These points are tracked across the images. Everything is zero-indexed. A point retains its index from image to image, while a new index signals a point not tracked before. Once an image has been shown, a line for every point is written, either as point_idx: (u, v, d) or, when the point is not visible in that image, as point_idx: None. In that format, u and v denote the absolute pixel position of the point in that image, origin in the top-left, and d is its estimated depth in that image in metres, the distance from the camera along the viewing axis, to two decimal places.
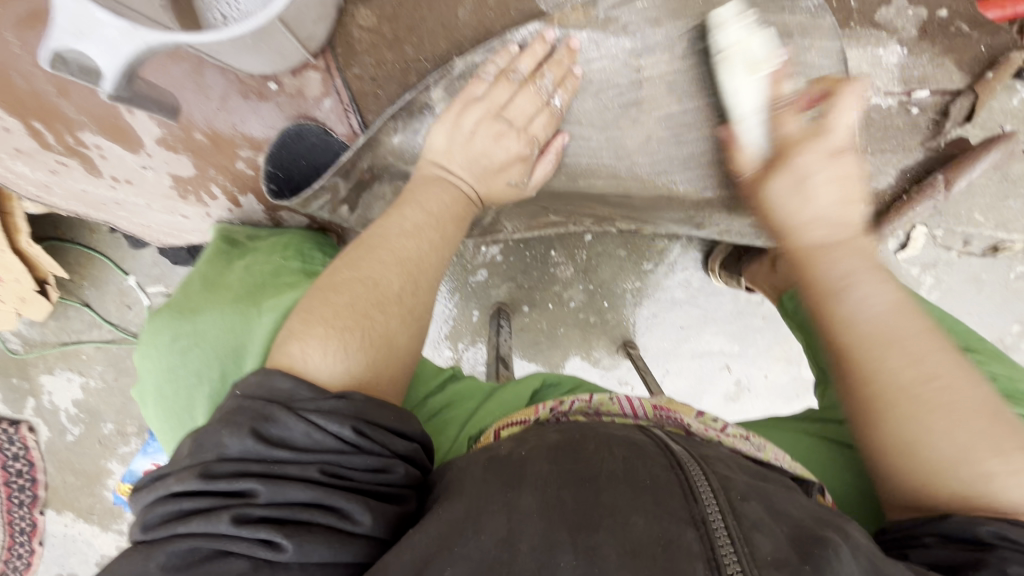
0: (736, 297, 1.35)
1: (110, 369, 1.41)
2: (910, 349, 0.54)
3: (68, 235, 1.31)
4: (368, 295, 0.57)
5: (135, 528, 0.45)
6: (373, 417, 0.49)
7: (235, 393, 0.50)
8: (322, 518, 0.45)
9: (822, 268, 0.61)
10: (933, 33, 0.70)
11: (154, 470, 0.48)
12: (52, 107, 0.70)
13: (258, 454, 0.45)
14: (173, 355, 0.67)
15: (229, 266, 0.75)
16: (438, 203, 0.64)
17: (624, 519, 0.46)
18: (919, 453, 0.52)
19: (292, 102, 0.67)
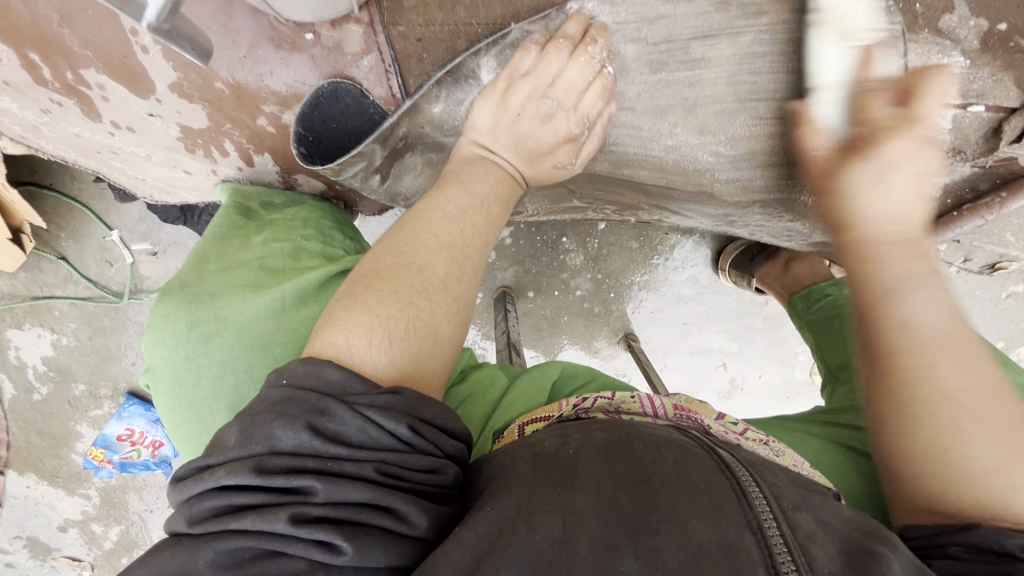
0: (740, 298, 1.34)
1: (85, 328, 1.33)
2: (955, 361, 0.52)
3: (45, 180, 1.20)
4: (413, 281, 0.56)
5: (181, 520, 0.43)
6: (425, 414, 0.48)
7: (282, 382, 0.48)
8: (377, 520, 0.43)
9: (890, 263, 0.57)
10: (993, 47, 0.67)
11: (191, 462, 0.45)
12: (53, 37, 0.62)
13: (313, 450, 0.44)
14: (191, 343, 0.65)
15: (248, 240, 0.72)
16: (482, 183, 0.63)
17: (682, 522, 0.42)
18: (952, 459, 0.50)
19: (329, 57, 0.61)
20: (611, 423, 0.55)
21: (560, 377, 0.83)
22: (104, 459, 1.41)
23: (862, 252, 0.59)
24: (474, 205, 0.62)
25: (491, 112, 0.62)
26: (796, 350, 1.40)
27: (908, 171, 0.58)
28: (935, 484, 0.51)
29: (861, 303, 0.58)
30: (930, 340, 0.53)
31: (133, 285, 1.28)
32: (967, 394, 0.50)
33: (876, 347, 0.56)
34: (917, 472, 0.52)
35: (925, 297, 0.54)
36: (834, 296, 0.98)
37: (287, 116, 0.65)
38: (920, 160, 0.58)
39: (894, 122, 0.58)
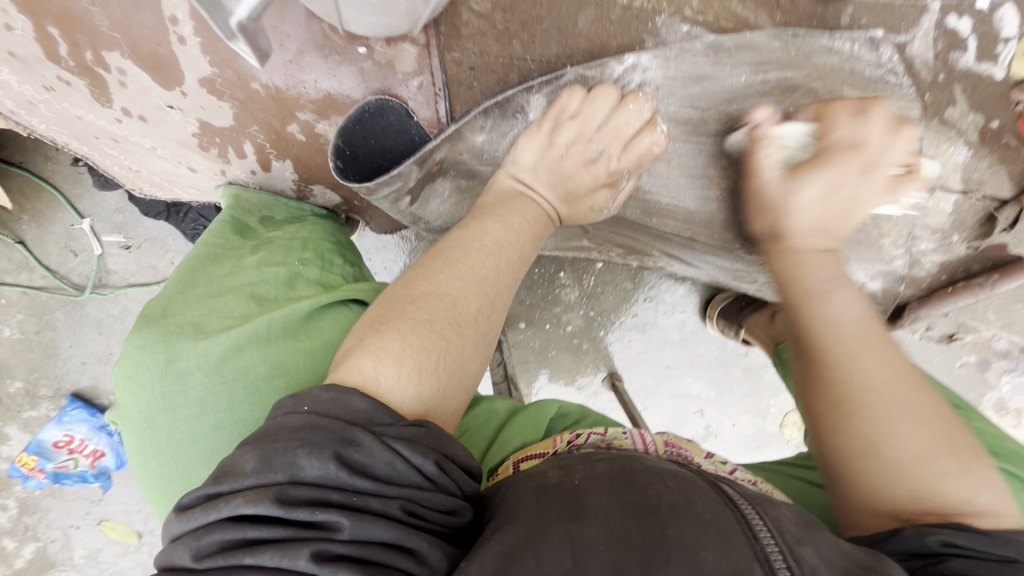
0: (723, 345, 1.38)
1: (34, 320, 1.21)
2: (878, 356, 0.58)
3: (15, 158, 1.11)
4: (447, 313, 0.53)
5: (184, 556, 0.37)
6: (452, 450, 0.45)
7: (302, 408, 0.42)
8: (397, 562, 0.38)
9: (810, 267, 0.64)
10: (989, 141, 0.74)
11: (199, 488, 0.39)
12: (80, 15, 0.58)
13: (339, 482, 0.39)
14: (168, 380, 0.55)
15: (242, 258, 0.64)
16: (518, 218, 0.62)
17: (691, 552, 0.38)
18: (885, 453, 0.53)
19: (379, 73, 0.60)
20: (618, 458, 0.51)
21: (556, 414, 0.81)
22: (35, 467, 1.27)
23: (796, 259, 0.65)
24: (510, 241, 0.61)
25: (535, 149, 0.63)
26: (769, 402, 1.44)
27: (851, 184, 0.64)
28: (879, 477, 0.53)
29: (791, 303, 0.64)
30: (854, 338, 0.59)
31: (98, 278, 1.19)
32: (892, 385, 0.56)
33: (808, 345, 0.61)
34: (858, 466, 0.55)
35: (843, 295, 0.62)
36: None
37: (322, 125, 0.63)
38: (845, 180, 0.63)
39: (853, 147, 0.63)
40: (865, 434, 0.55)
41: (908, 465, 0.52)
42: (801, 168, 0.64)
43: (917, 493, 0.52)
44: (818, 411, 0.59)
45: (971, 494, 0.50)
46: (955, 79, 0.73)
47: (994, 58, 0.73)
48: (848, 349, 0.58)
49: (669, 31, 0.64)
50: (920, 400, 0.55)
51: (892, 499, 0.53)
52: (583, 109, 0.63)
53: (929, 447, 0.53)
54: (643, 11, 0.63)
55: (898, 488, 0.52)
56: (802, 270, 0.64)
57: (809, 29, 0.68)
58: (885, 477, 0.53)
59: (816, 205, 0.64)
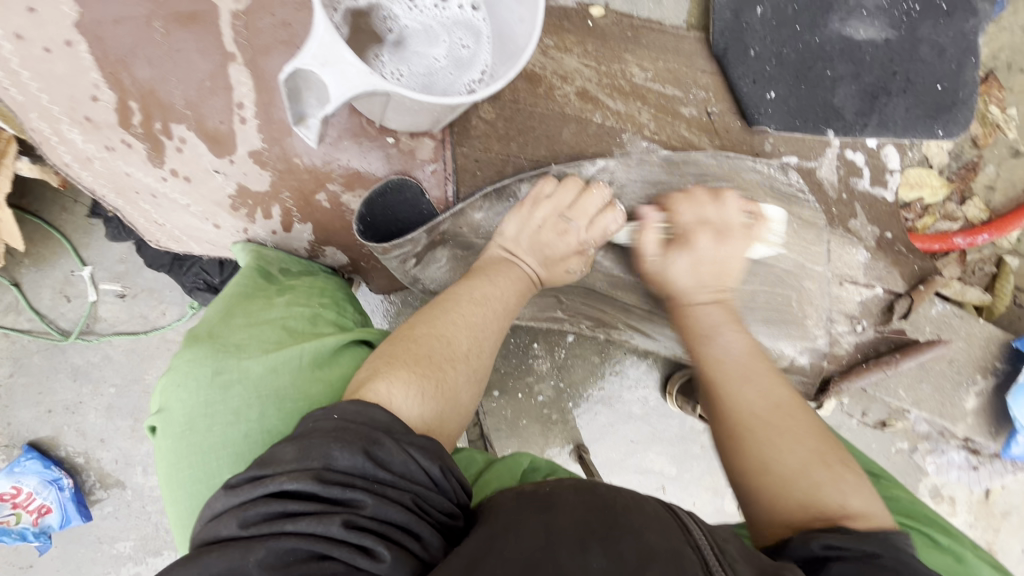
0: (683, 423, 1.47)
1: (7, 363, 1.21)
2: (758, 386, 0.69)
3: (30, 205, 1.17)
4: (444, 351, 0.64)
5: (233, 524, 0.47)
6: (452, 462, 0.55)
7: (331, 415, 0.52)
8: (407, 541, 0.48)
9: (695, 313, 0.77)
10: (884, 248, 0.93)
11: (247, 471, 0.49)
12: (160, 95, 0.71)
13: (364, 471, 0.49)
14: (211, 389, 0.63)
15: (270, 299, 0.73)
16: (505, 278, 0.74)
17: (639, 534, 0.50)
18: (773, 469, 0.62)
19: (401, 158, 0.74)
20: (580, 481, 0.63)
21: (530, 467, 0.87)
22: None
23: (685, 310, 0.78)
24: (498, 296, 0.72)
25: (517, 224, 0.76)
26: (727, 481, 1.51)
27: (727, 249, 0.79)
28: (766, 492, 0.61)
29: (690, 339, 0.77)
30: (734, 369, 0.71)
31: (85, 324, 1.22)
32: (768, 411, 0.66)
33: (705, 382, 0.72)
34: (753, 486, 0.62)
35: (723, 338, 0.74)
36: None
37: (347, 195, 0.76)
38: (733, 256, 0.79)
39: (701, 223, 0.78)
40: (757, 457, 0.63)
41: (793, 477, 0.61)
42: (669, 246, 0.78)
43: (807, 502, 0.59)
44: (721, 443, 0.67)
45: (843, 496, 0.58)
46: (854, 197, 0.93)
47: (882, 183, 0.94)
48: (728, 380, 0.70)
49: (632, 145, 0.82)
50: (795, 424, 0.65)
51: (784, 513, 0.59)
52: (556, 192, 0.76)
53: (809, 461, 0.62)
54: (611, 129, 0.81)
55: (777, 498, 0.60)
56: (704, 336, 0.75)
57: (740, 153, 0.88)
58: (766, 492, 0.61)
59: (700, 276, 0.78)
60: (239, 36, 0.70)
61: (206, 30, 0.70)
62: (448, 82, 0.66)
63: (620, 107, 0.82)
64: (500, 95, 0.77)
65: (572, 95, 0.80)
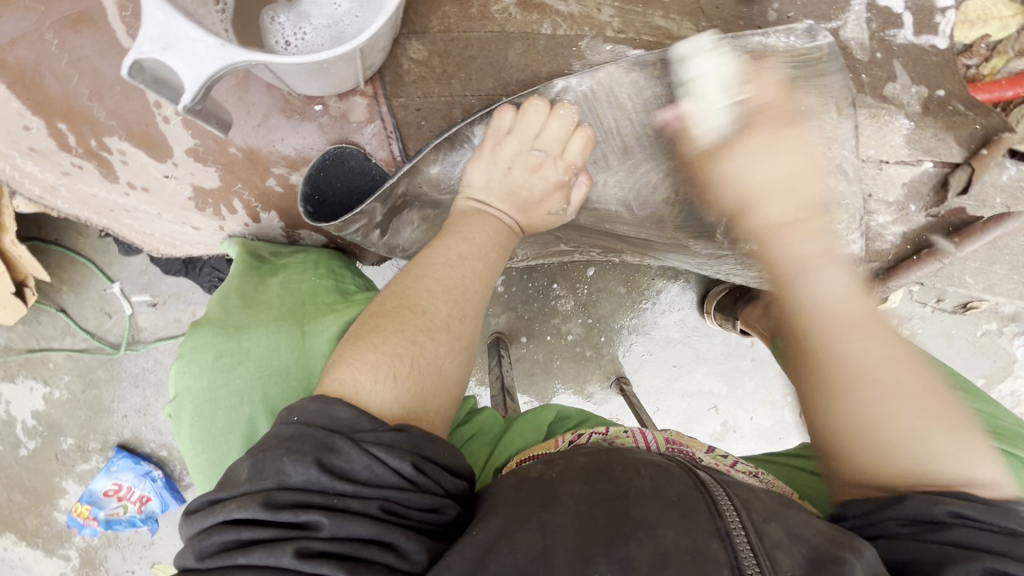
0: (728, 340, 1.38)
1: (79, 380, 1.34)
2: (865, 335, 0.61)
3: (52, 236, 1.24)
4: (417, 321, 0.59)
5: (191, 556, 0.48)
6: (429, 452, 0.53)
7: (293, 418, 0.52)
8: (380, 556, 0.47)
9: (850, 217, 0.70)
10: (933, 110, 0.76)
11: (207, 495, 0.50)
12: (81, 109, 0.67)
13: (322, 486, 0.48)
14: (215, 373, 0.67)
15: (261, 283, 0.73)
16: (479, 233, 0.66)
17: (652, 531, 0.48)
18: (905, 442, 0.57)
19: (336, 125, 0.68)
20: (598, 449, 0.61)
21: (556, 419, 0.85)
22: (90, 516, 1.39)
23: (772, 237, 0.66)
24: (473, 252, 0.65)
25: (482, 171, 0.68)
26: (785, 390, 1.43)
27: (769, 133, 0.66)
28: (899, 457, 0.57)
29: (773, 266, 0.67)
30: (842, 320, 0.62)
31: (131, 336, 1.30)
32: (876, 369, 0.60)
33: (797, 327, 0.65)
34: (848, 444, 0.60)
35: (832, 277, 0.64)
36: None
37: (295, 177, 0.71)
38: (791, 156, 0.66)
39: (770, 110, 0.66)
40: (866, 422, 0.58)
41: (904, 443, 0.57)
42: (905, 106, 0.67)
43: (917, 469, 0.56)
44: (813, 396, 0.63)
45: (970, 466, 0.55)
46: (892, 56, 0.76)
47: (931, 29, 0.75)
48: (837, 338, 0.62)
49: (592, 52, 0.68)
50: (924, 391, 0.58)
51: (883, 477, 0.57)
52: (516, 123, 0.67)
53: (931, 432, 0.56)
54: (566, 38, 0.68)
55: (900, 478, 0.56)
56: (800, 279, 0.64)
57: (734, 33, 0.71)
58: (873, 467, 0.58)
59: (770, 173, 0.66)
60: (134, 27, 0.65)
61: (101, 30, 0.65)
62: (358, 25, 0.57)
63: (574, 9, 0.68)
64: (428, 28, 0.67)
65: (511, 7, 0.68)
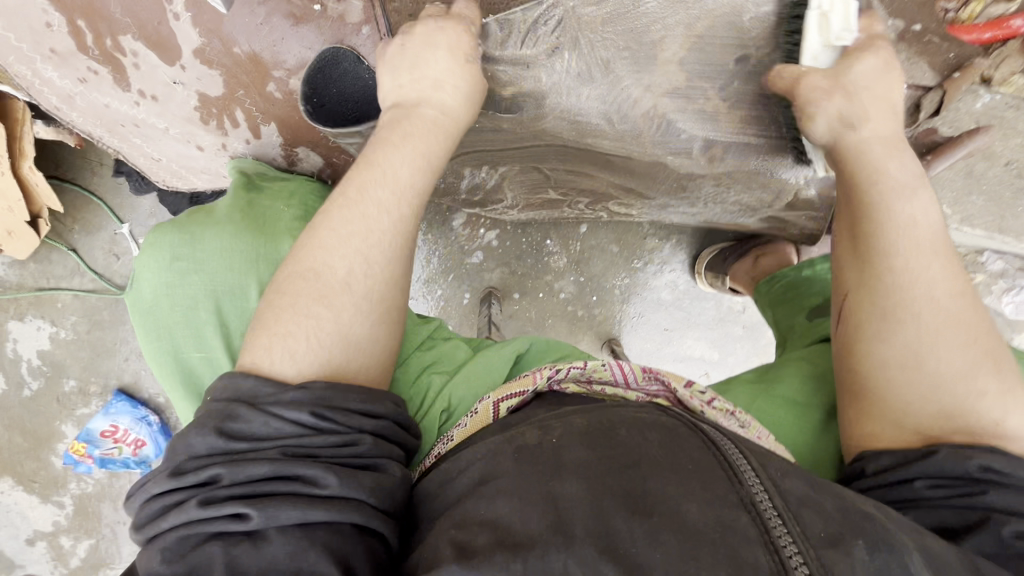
0: (719, 304, 1.40)
1: (84, 321, 1.38)
2: (941, 268, 0.66)
3: (67, 175, 1.30)
4: (310, 288, 0.61)
5: (135, 531, 0.54)
6: (335, 402, 0.56)
7: (210, 398, 0.58)
8: (285, 487, 0.52)
9: (896, 166, 0.68)
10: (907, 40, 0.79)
11: (134, 482, 0.56)
12: (99, 6, 0.72)
13: (221, 449, 0.53)
14: (171, 272, 0.72)
15: (231, 208, 0.78)
16: (392, 167, 0.65)
17: (678, 505, 0.48)
18: (928, 367, 0.63)
19: (333, 27, 0.72)
20: (585, 407, 0.61)
21: (527, 352, 0.85)
22: (84, 453, 1.42)
23: (870, 164, 0.69)
24: (393, 189, 0.65)
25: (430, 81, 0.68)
26: None
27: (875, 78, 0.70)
28: (915, 382, 0.64)
29: (852, 201, 0.70)
30: (924, 243, 0.66)
31: None
32: (948, 298, 0.64)
33: (870, 254, 0.68)
34: (898, 378, 0.65)
35: (924, 199, 0.67)
36: (794, 277, 1.02)
37: (293, 81, 0.76)
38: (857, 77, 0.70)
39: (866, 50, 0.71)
40: (911, 360, 0.64)
41: (953, 381, 0.62)
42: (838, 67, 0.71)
43: (949, 408, 0.63)
44: (873, 324, 0.67)
45: (981, 397, 0.62)
46: None
47: None
48: (917, 268, 0.65)
49: None
50: (973, 322, 0.64)
51: (913, 408, 0.64)
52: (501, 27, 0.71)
53: (976, 364, 0.63)
54: None
55: (923, 405, 0.63)
56: (895, 200, 0.67)
57: None
58: (903, 397, 0.64)
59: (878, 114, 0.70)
60: None
61: None
62: None
63: None
64: None
65: None
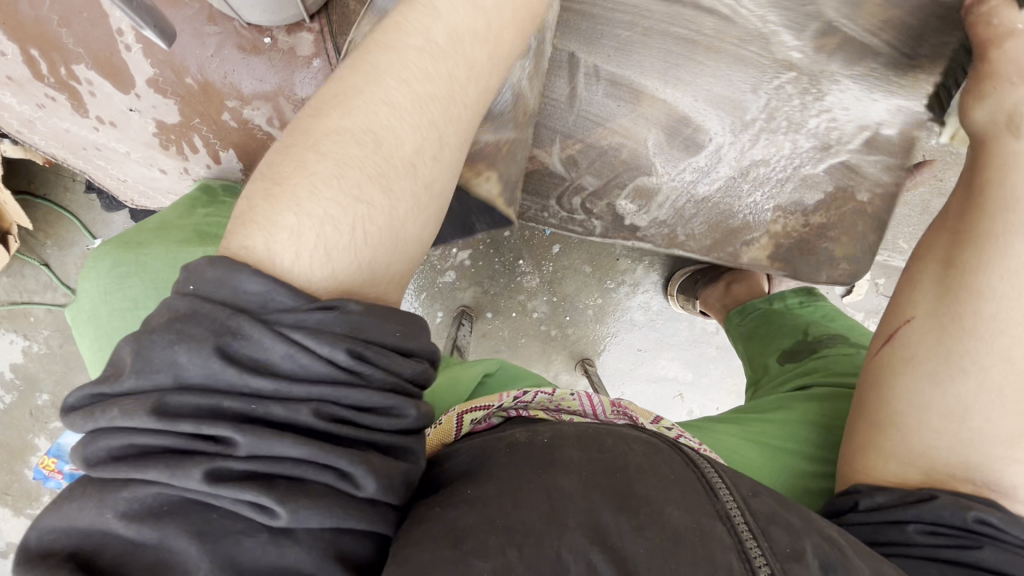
0: (691, 325, 1.39)
1: (58, 335, 1.38)
2: None
3: (39, 190, 1.30)
4: (365, 127, 0.54)
5: (79, 465, 0.45)
6: (369, 337, 0.48)
7: (188, 288, 0.47)
8: (320, 476, 0.45)
9: (1019, 177, 0.65)
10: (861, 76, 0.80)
11: (84, 389, 0.46)
12: (52, 36, 0.73)
13: (226, 390, 0.44)
14: (113, 278, 0.69)
15: (190, 211, 0.77)
16: (440, 89, 0.57)
17: (660, 508, 0.49)
18: (971, 420, 0.61)
19: (283, 59, 0.73)
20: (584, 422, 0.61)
21: (493, 373, 0.86)
22: (55, 468, 1.38)
23: (1005, 169, 0.66)
24: (436, 108, 0.57)
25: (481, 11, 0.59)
26: None
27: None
28: (946, 430, 0.62)
29: (979, 205, 0.67)
30: None
31: None
32: None
33: (971, 258, 0.65)
34: (936, 408, 0.62)
35: None
36: (764, 308, 1.08)
37: (247, 111, 0.76)
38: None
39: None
40: (960, 403, 0.61)
41: (987, 441, 0.60)
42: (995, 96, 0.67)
43: (967, 461, 0.61)
44: (943, 336, 0.64)
45: (1007, 468, 0.60)
46: None
47: None
48: (1013, 295, 0.62)
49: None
50: None
51: (929, 448, 0.62)
52: None
53: (1015, 432, 0.60)
54: None
55: (947, 446, 0.61)
56: (1010, 232, 0.64)
57: None
58: (929, 430, 0.62)
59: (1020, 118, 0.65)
60: None
61: None
62: None
63: None
64: None
65: None
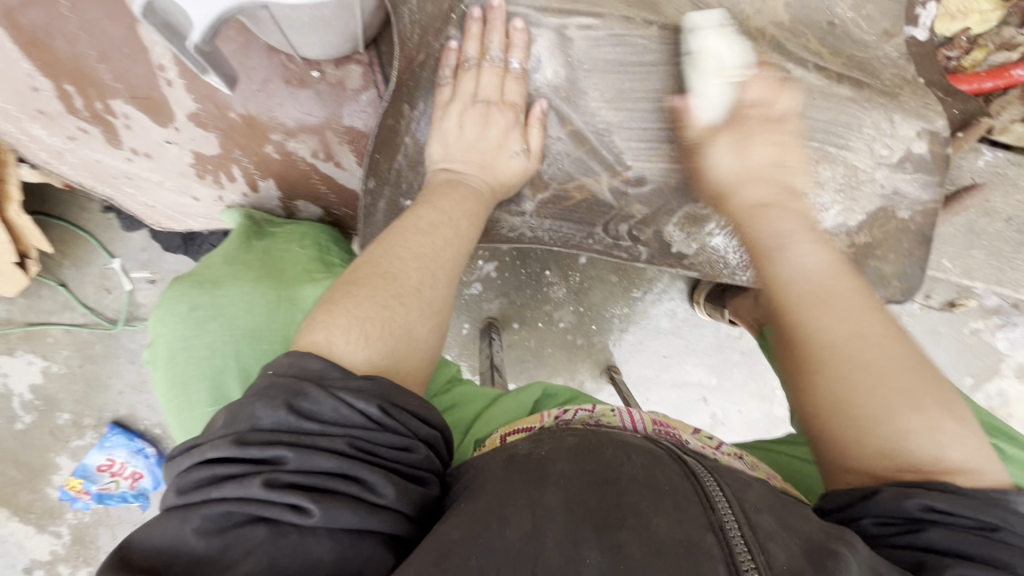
0: (717, 331, 1.40)
1: (76, 355, 1.35)
2: (838, 310, 0.59)
3: (55, 211, 1.29)
4: (388, 288, 0.57)
5: (171, 494, 0.46)
6: (396, 398, 0.50)
7: (268, 371, 0.50)
8: (346, 487, 0.45)
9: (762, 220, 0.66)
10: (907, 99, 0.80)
11: (184, 440, 0.48)
12: (89, 71, 0.70)
13: (290, 426, 0.46)
14: (190, 324, 0.68)
15: (245, 251, 0.75)
16: (449, 202, 0.67)
17: (646, 519, 0.46)
18: (862, 404, 0.55)
19: (332, 91, 0.72)
20: (584, 431, 0.58)
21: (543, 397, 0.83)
22: (81, 490, 1.40)
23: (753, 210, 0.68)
24: (445, 222, 0.65)
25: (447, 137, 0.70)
26: (773, 385, 1.44)
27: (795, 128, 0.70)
28: (841, 428, 0.55)
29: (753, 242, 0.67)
30: (812, 289, 0.60)
31: (129, 312, 1.33)
32: (845, 341, 0.57)
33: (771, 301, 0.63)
34: (820, 417, 0.57)
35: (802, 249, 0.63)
36: None
37: (292, 143, 0.74)
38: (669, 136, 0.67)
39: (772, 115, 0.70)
40: (834, 399, 0.56)
41: (900, 418, 0.53)
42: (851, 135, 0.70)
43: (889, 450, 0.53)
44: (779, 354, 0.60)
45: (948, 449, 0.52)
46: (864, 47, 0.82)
47: (913, 21, 0.79)
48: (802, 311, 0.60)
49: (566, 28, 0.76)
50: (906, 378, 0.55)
51: (861, 449, 0.54)
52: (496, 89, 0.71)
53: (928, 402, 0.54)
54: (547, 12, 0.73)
55: (863, 445, 0.54)
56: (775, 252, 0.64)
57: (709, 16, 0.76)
58: (838, 430, 0.55)
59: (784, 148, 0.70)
60: None
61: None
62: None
63: None
64: None
65: None
